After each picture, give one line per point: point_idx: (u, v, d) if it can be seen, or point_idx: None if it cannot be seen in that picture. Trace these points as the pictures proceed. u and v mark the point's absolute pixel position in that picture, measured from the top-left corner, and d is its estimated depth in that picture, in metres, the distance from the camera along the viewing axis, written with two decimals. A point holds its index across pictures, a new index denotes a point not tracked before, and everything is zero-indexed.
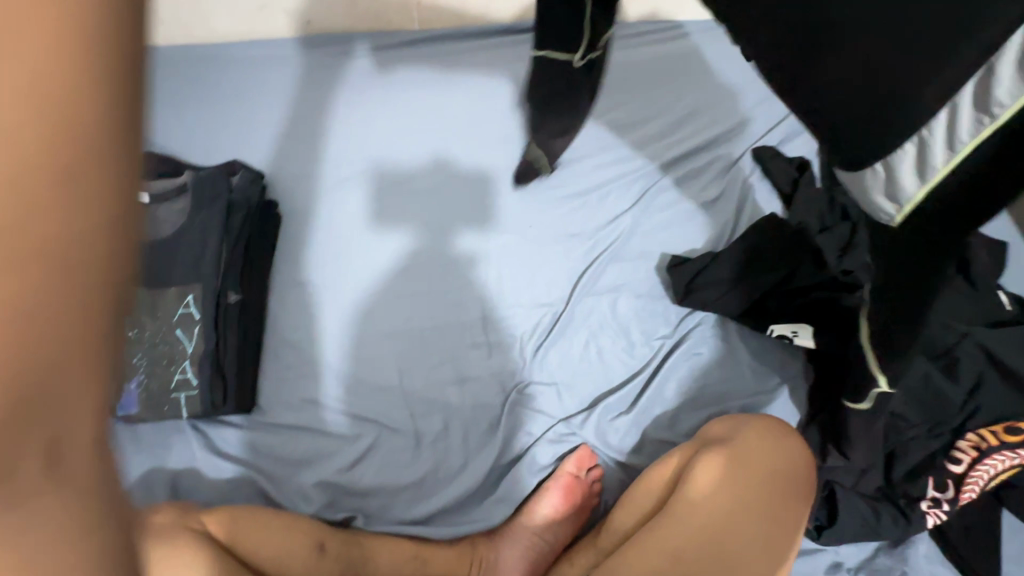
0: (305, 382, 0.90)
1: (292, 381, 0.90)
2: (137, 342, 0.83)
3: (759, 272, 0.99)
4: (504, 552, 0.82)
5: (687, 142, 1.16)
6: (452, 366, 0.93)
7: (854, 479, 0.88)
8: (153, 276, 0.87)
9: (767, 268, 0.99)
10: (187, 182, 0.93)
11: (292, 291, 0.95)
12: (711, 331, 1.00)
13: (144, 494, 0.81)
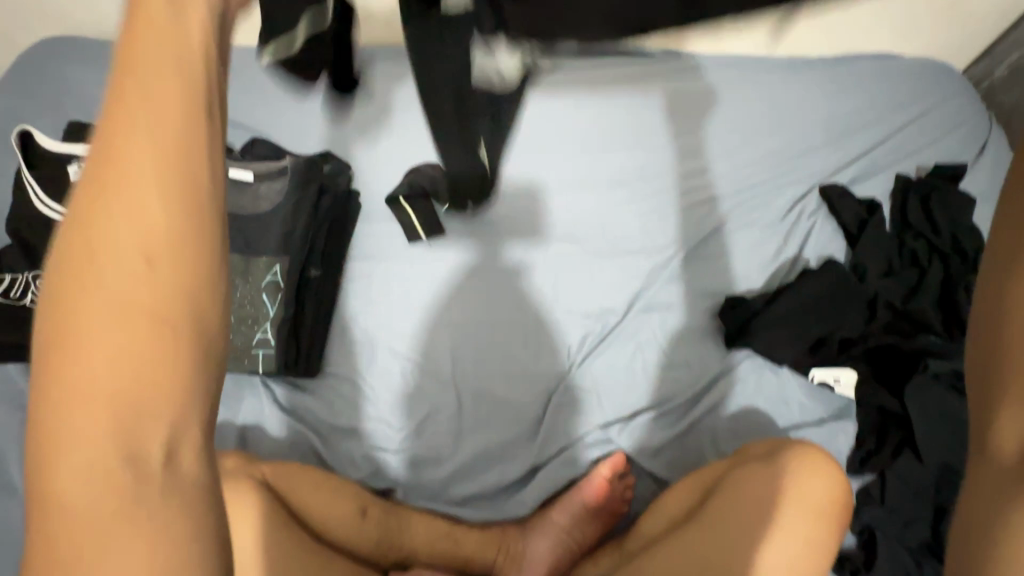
0: (350, 355, 0.97)
1: (336, 354, 0.97)
2: (229, 301, 0.94)
3: (815, 321, 0.98)
4: (534, 543, 0.85)
5: (755, 171, 1.18)
6: (527, 374, 0.96)
7: (898, 527, 0.86)
8: (249, 244, 0.97)
9: (826, 314, 0.98)
10: (287, 164, 1.02)
11: (396, 312, 0.99)
12: (751, 369, 0.98)
13: (217, 436, 0.90)
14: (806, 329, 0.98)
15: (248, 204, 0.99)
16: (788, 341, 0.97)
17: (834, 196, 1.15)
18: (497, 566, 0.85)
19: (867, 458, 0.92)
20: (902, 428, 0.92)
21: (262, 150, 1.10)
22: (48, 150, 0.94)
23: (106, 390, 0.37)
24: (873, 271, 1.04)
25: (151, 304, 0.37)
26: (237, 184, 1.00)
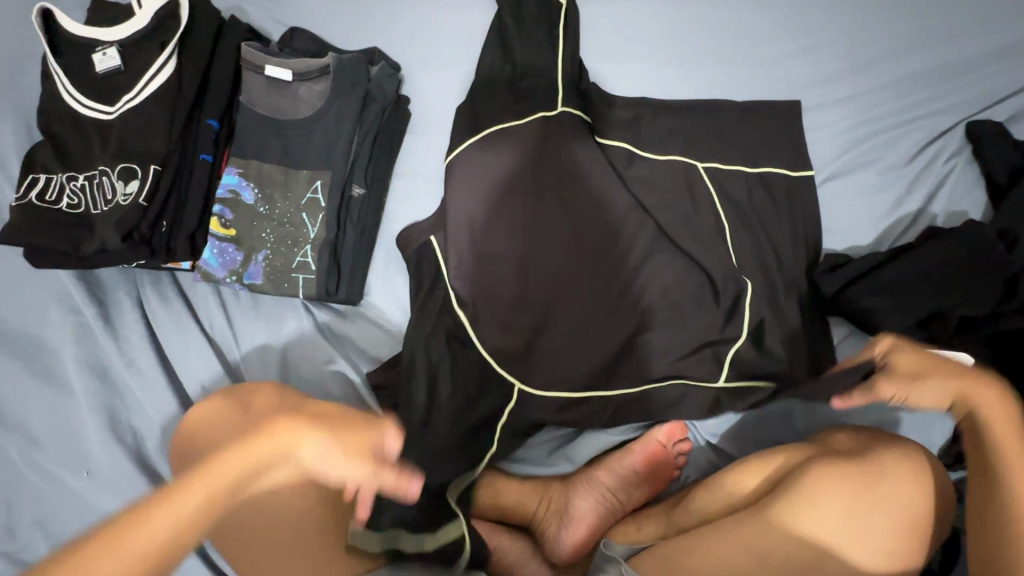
0: (392, 287, 0.90)
1: (376, 285, 0.91)
2: (268, 218, 0.86)
3: (934, 292, 0.83)
4: (576, 502, 0.81)
5: (882, 105, 0.97)
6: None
7: None
8: (289, 156, 0.88)
9: (951, 286, 0.82)
10: (329, 63, 0.89)
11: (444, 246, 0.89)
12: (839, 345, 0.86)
13: (258, 357, 0.88)
14: (921, 300, 0.83)
15: (285, 108, 0.88)
16: (893, 313, 0.83)
17: (985, 136, 0.92)
18: (536, 517, 0.83)
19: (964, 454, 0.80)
20: None
21: (303, 42, 0.96)
22: (71, 32, 0.84)
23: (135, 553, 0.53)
24: (1022, 237, 0.85)
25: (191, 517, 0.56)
26: (275, 84, 0.88)
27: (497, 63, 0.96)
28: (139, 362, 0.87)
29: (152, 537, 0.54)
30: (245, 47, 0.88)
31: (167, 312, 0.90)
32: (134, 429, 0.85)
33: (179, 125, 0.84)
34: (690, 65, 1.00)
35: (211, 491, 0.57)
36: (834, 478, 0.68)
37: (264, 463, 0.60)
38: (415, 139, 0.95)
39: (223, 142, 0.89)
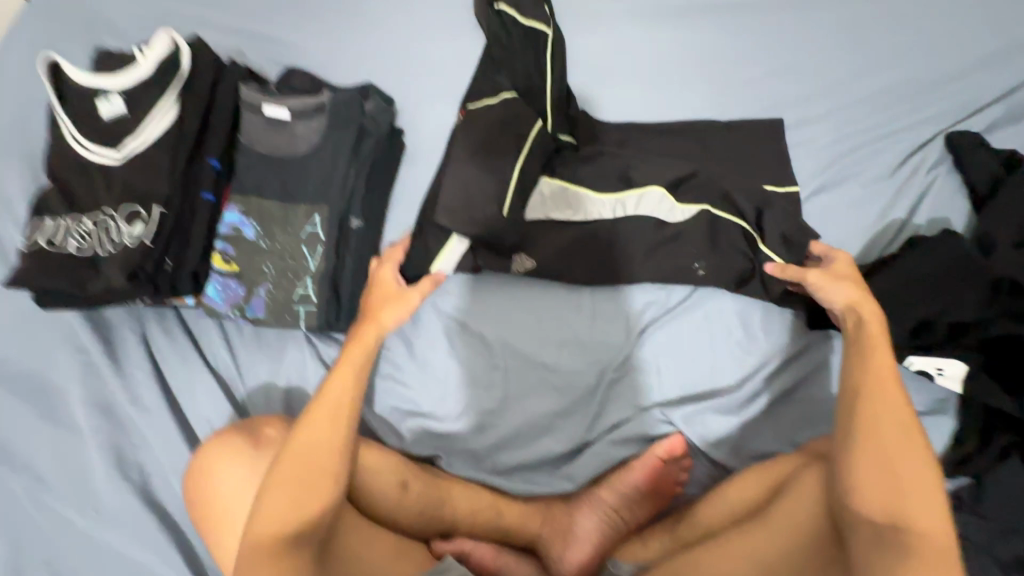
0: None
1: None
2: (269, 253, 0.88)
3: (923, 301, 0.84)
4: (580, 521, 0.82)
5: (861, 119, 1.00)
6: (564, 324, 0.90)
7: (988, 538, 0.77)
8: (288, 191, 0.90)
9: (939, 294, 0.84)
10: (326, 102, 0.92)
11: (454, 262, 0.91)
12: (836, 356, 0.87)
13: (263, 390, 0.89)
14: (909, 309, 0.84)
15: (283, 145, 0.91)
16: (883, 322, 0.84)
17: (964, 146, 0.95)
18: (541, 538, 0.84)
19: (962, 460, 0.81)
20: (1012, 430, 0.79)
21: (298, 81, 1.00)
22: (76, 82, 0.88)
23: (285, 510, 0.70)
24: (1006, 243, 0.87)
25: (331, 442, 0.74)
26: (273, 123, 0.92)
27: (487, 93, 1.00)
28: (146, 399, 0.89)
29: (333, 417, 0.75)
30: (243, 90, 0.92)
31: (172, 349, 0.91)
32: (142, 466, 0.86)
33: (181, 166, 0.86)
34: (673, 89, 1.03)
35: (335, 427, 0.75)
36: (810, 488, 0.70)
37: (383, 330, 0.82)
38: (409, 169, 0.99)
39: (224, 179, 0.91)
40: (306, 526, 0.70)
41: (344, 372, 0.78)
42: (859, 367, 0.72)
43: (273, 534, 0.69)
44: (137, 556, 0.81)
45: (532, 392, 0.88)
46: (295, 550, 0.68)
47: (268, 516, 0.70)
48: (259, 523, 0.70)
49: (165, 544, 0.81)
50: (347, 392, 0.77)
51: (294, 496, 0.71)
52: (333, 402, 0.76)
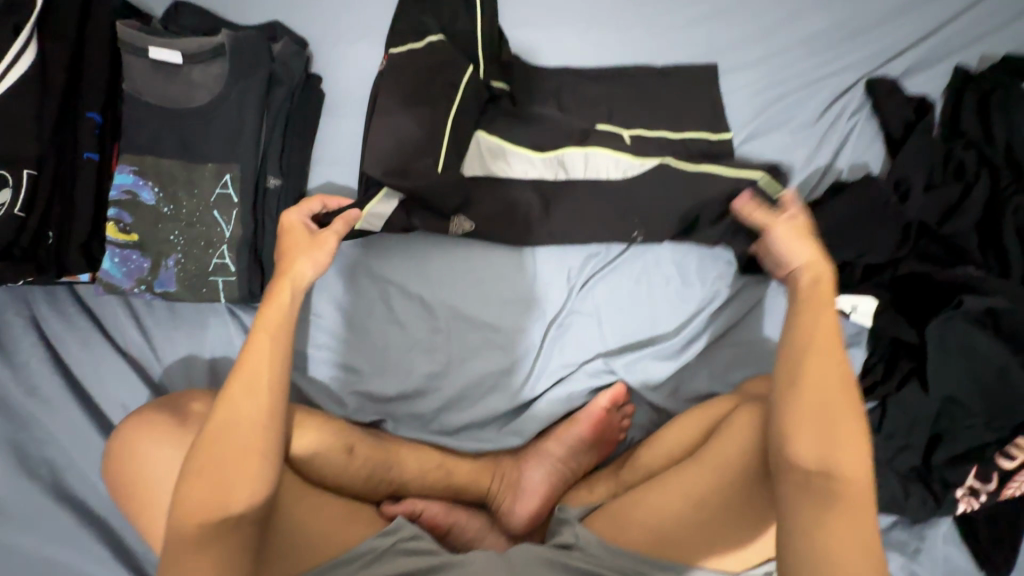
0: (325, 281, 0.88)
1: None
2: (174, 219, 0.79)
3: (844, 246, 0.89)
4: (529, 473, 0.84)
5: (790, 65, 1.01)
6: (507, 283, 0.88)
7: (889, 455, 0.86)
8: (189, 148, 0.80)
9: (859, 239, 0.89)
10: (224, 42, 0.80)
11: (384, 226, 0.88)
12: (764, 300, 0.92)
13: (184, 370, 0.82)
14: (831, 252, 0.89)
15: (177, 94, 0.80)
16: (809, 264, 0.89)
17: (882, 93, 0.99)
18: (491, 493, 0.85)
19: (872, 387, 0.89)
20: (913, 358, 0.87)
21: (190, 19, 0.87)
22: None
23: (207, 499, 0.63)
24: (915, 187, 0.92)
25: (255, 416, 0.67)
26: (162, 68, 0.79)
27: (412, 36, 0.91)
28: (45, 389, 0.79)
29: (254, 396, 0.68)
30: (120, 27, 0.78)
31: (72, 332, 0.82)
32: (49, 462, 0.78)
33: (51, 121, 0.74)
34: (608, 33, 0.99)
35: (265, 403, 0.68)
36: (743, 424, 0.74)
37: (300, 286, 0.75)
38: (330, 121, 0.89)
39: (108, 137, 0.80)
40: (230, 517, 0.63)
41: (262, 348, 0.70)
42: (807, 319, 0.73)
43: (194, 526, 0.62)
44: (53, 556, 0.74)
45: (475, 353, 0.86)
46: (222, 540, 0.62)
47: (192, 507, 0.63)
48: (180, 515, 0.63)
49: (87, 541, 0.75)
50: (268, 369, 0.69)
51: (218, 483, 0.64)
52: (254, 369, 0.69)
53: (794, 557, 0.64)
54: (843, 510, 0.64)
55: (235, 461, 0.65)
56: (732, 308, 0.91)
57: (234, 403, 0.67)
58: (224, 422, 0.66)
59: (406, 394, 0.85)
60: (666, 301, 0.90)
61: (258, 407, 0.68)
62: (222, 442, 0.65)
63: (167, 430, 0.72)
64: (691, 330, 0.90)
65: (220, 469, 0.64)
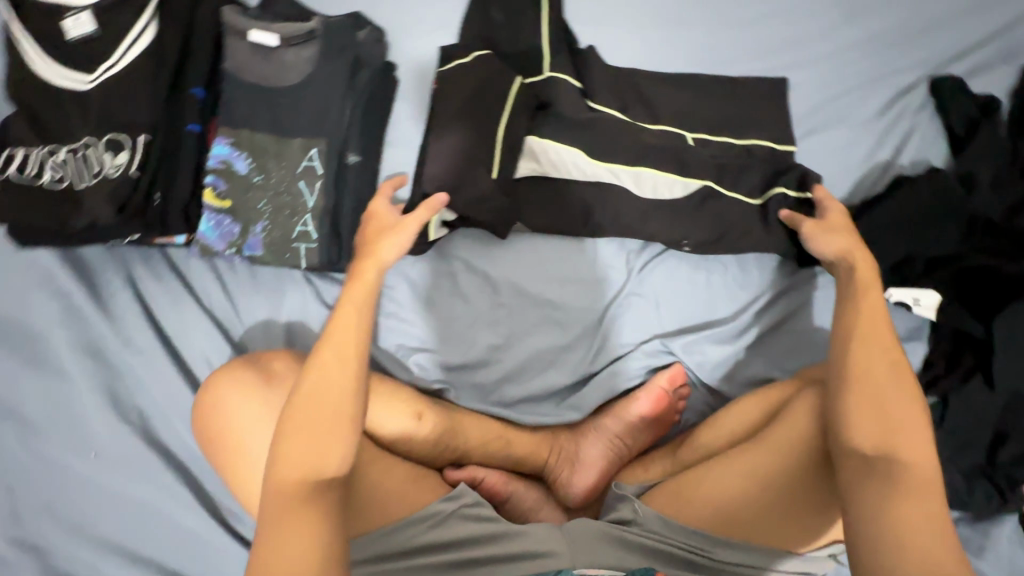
0: None
1: None
2: (263, 188, 0.85)
3: (908, 238, 0.89)
4: (587, 448, 0.86)
5: (852, 62, 1.02)
6: (569, 263, 0.91)
7: (952, 449, 0.85)
8: (280, 123, 0.86)
9: (922, 232, 0.89)
10: (316, 27, 0.87)
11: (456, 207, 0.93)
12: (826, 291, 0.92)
13: (263, 331, 0.87)
14: (894, 244, 0.90)
15: (272, 73, 0.86)
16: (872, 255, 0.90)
17: (946, 91, 0.99)
18: (548, 466, 0.87)
19: (933, 381, 0.88)
20: (978, 352, 0.87)
21: (282, 7, 0.93)
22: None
23: (303, 462, 0.62)
24: (981, 182, 0.92)
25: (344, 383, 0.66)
26: (260, 49, 0.86)
27: (485, 28, 0.96)
28: (138, 341, 0.86)
29: (344, 365, 0.66)
30: (225, 12, 0.85)
31: (162, 290, 0.88)
32: (139, 409, 0.84)
33: (163, 94, 0.81)
34: (670, 28, 1.02)
35: (354, 369, 0.67)
36: (810, 407, 0.73)
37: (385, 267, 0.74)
38: (405, 104, 0.94)
39: (208, 110, 0.86)
40: (321, 479, 0.62)
41: (350, 319, 0.69)
42: (847, 308, 0.73)
43: (285, 490, 0.61)
44: (142, 496, 0.80)
45: (537, 328, 0.89)
46: (313, 503, 0.60)
47: (288, 468, 0.62)
48: (274, 477, 0.61)
49: (172, 484, 0.80)
50: (355, 339, 0.67)
51: (311, 444, 0.62)
52: (345, 338, 0.67)
53: (867, 529, 0.62)
54: (919, 493, 0.62)
55: (330, 425, 0.63)
56: (790, 296, 0.92)
57: (324, 371, 0.66)
58: (317, 387, 0.65)
59: (469, 364, 0.88)
60: (725, 288, 0.92)
61: (345, 372, 0.66)
62: (314, 407, 0.64)
63: (248, 383, 0.72)
64: (749, 317, 0.91)
65: (315, 434, 0.63)
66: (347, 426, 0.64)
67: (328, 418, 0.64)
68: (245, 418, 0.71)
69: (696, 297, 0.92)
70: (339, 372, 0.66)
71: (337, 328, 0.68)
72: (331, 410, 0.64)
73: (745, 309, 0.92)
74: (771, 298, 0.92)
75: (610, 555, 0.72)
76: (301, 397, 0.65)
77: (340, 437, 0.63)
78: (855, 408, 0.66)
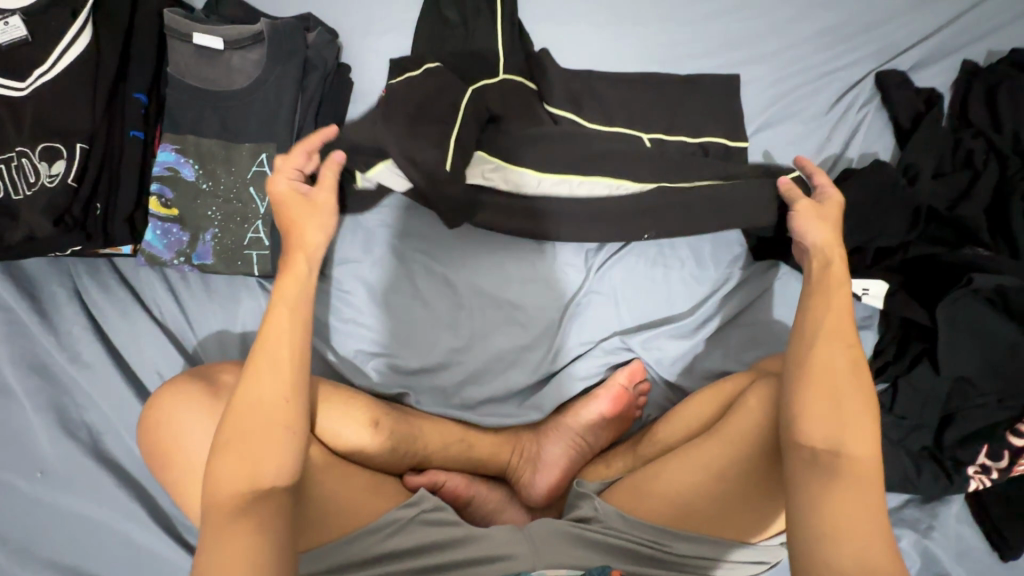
0: (352, 257, 0.91)
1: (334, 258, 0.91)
2: (212, 195, 0.83)
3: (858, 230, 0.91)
4: (548, 447, 0.86)
5: (802, 58, 1.04)
6: (528, 263, 0.91)
7: (902, 434, 0.88)
8: (228, 129, 0.84)
9: (873, 223, 0.91)
10: (263, 30, 0.85)
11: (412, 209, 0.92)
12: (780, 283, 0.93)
13: (217, 341, 0.85)
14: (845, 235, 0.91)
15: (219, 77, 0.84)
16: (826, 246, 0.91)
17: (892, 86, 1.02)
18: (510, 466, 0.88)
19: (884, 367, 0.90)
20: (924, 338, 0.89)
21: (230, 9, 0.91)
22: None
23: (241, 477, 0.61)
24: (925, 174, 0.95)
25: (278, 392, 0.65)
26: (205, 53, 0.84)
27: (439, 28, 0.96)
28: (86, 355, 0.83)
29: (276, 373, 0.65)
30: (167, 15, 0.83)
31: (111, 302, 0.85)
32: (88, 425, 0.81)
33: (103, 100, 0.79)
34: (625, 27, 1.03)
35: (290, 374, 0.66)
36: (761, 399, 0.75)
37: (315, 256, 0.74)
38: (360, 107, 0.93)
39: (153, 116, 0.84)
40: (258, 494, 0.60)
41: (285, 321, 0.68)
42: (813, 298, 0.75)
43: (221, 510, 0.59)
44: (94, 513, 0.78)
45: (497, 329, 0.89)
46: (248, 521, 0.59)
47: (226, 483, 0.61)
48: (213, 496, 0.60)
49: (124, 500, 0.78)
50: (288, 346, 0.67)
51: (246, 459, 0.61)
52: (275, 342, 0.67)
53: (810, 516, 0.63)
54: (860, 485, 0.63)
55: (266, 436, 0.62)
56: (747, 289, 0.93)
57: (256, 381, 0.65)
58: (249, 395, 0.64)
59: (430, 367, 0.88)
60: (682, 282, 0.93)
61: (280, 382, 0.65)
62: (245, 418, 0.63)
63: (196, 400, 0.70)
64: (706, 311, 0.93)
65: (250, 445, 0.62)
66: (282, 434, 0.63)
67: (261, 429, 0.63)
68: (192, 434, 0.69)
69: (654, 293, 0.92)
70: (270, 379, 0.65)
71: (268, 332, 0.67)
72: (264, 419, 0.63)
73: (703, 302, 0.93)
74: (729, 293, 0.93)
75: (573, 552, 0.73)
76: (233, 410, 0.64)
77: (278, 447, 0.62)
78: (802, 400, 0.68)
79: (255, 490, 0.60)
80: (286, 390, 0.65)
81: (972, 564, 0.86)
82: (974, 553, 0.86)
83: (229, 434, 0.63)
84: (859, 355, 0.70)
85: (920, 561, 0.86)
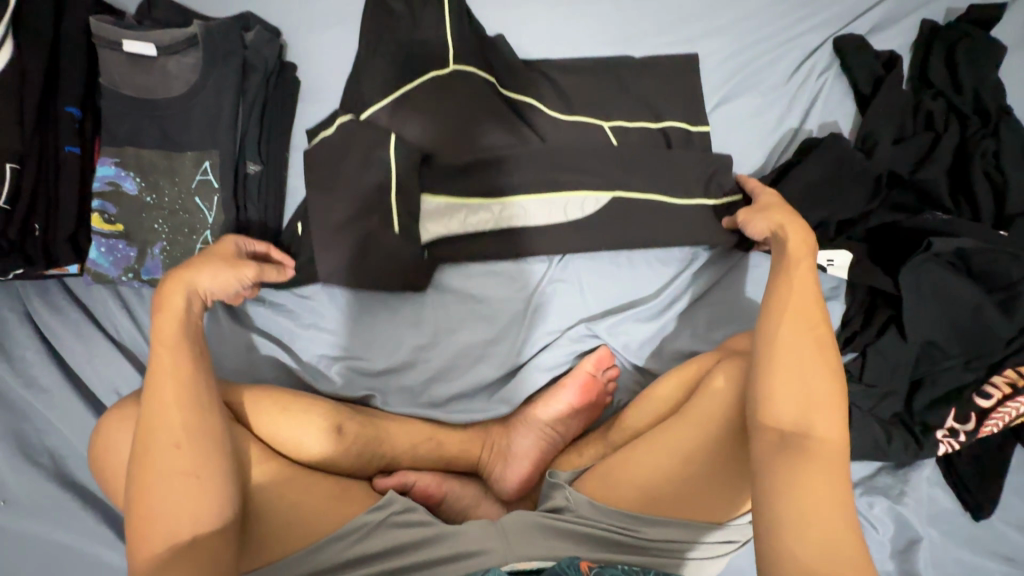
0: None
1: None
2: (157, 207, 0.81)
3: (819, 202, 0.90)
4: (518, 440, 0.86)
5: (760, 28, 1.02)
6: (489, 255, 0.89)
7: (873, 403, 0.87)
8: (168, 138, 0.82)
9: (833, 192, 0.90)
10: (197, 32, 0.82)
11: None
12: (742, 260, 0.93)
13: None
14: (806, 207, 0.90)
15: (154, 85, 0.81)
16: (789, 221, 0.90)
17: (851, 50, 1.00)
18: (482, 462, 0.88)
19: (852, 338, 0.89)
20: (891, 306, 0.89)
21: (164, 13, 0.88)
22: None
23: (164, 525, 0.60)
24: (885, 140, 0.94)
25: (174, 435, 0.63)
26: (139, 61, 0.81)
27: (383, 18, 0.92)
28: (41, 378, 0.82)
29: (171, 412, 0.64)
30: (94, 23, 0.80)
31: (63, 323, 0.84)
32: (49, 449, 0.80)
33: (32, 116, 0.76)
34: (578, 6, 1.00)
35: (181, 414, 0.64)
36: (723, 380, 0.75)
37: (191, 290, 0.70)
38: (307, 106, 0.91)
39: (88, 130, 0.82)
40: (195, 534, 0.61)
41: (175, 373, 0.66)
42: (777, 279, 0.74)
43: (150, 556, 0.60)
44: (59, 538, 0.77)
45: (460, 325, 0.88)
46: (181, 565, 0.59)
47: (157, 527, 0.60)
48: (140, 545, 0.60)
49: (90, 522, 0.78)
50: (172, 384, 0.65)
51: (160, 511, 0.61)
52: (165, 388, 0.65)
53: (771, 504, 0.61)
54: (820, 465, 0.62)
55: (177, 480, 0.62)
56: (711, 268, 0.93)
57: (154, 428, 0.63)
58: (153, 444, 0.63)
59: (395, 367, 0.87)
60: (646, 265, 0.92)
61: (177, 422, 0.64)
62: (150, 466, 0.62)
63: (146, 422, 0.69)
64: (672, 293, 0.92)
65: (165, 493, 0.61)
66: (190, 475, 0.62)
67: (168, 476, 0.62)
68: None
69: (618, 277, 0.91)
70: (167, 425, 0.64)
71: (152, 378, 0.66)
72: (164, 465, 0.62)
73: (667, 284, 0.92)
74: (692, 272, 0.92)
75: (543, 545, 0.73)
76: (140, 461, 0.63)
77: (191, 488, 0.62)
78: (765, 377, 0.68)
79: (182, 533, 0.60)
80: (179, 431, 0.64)
81: (946, 527, 0.86)
82: (946, 515, 0.87)
83: (142, 486, 0.62)
84: (822, 332, 0.70)
85: (893, 527, 0.86)
